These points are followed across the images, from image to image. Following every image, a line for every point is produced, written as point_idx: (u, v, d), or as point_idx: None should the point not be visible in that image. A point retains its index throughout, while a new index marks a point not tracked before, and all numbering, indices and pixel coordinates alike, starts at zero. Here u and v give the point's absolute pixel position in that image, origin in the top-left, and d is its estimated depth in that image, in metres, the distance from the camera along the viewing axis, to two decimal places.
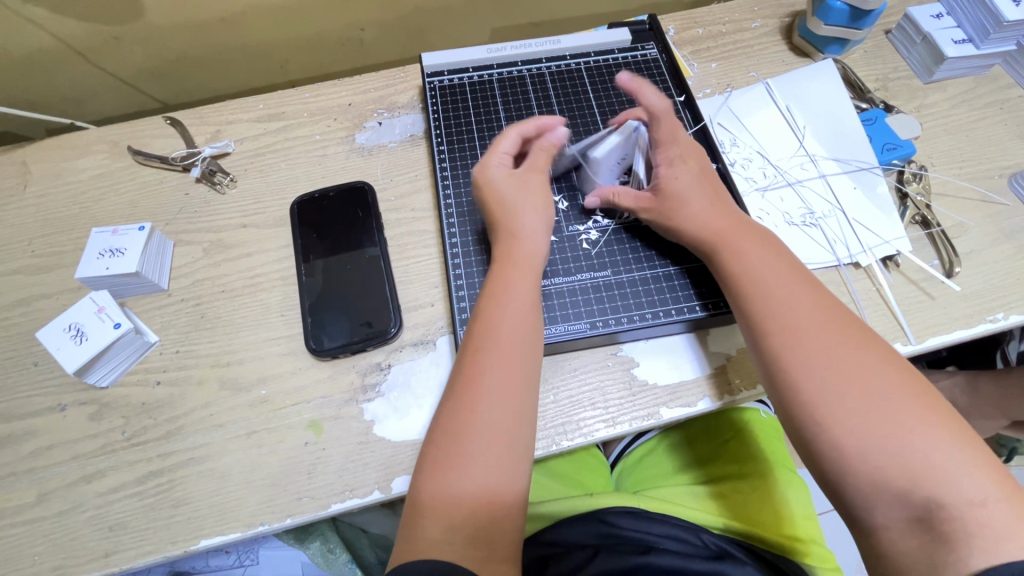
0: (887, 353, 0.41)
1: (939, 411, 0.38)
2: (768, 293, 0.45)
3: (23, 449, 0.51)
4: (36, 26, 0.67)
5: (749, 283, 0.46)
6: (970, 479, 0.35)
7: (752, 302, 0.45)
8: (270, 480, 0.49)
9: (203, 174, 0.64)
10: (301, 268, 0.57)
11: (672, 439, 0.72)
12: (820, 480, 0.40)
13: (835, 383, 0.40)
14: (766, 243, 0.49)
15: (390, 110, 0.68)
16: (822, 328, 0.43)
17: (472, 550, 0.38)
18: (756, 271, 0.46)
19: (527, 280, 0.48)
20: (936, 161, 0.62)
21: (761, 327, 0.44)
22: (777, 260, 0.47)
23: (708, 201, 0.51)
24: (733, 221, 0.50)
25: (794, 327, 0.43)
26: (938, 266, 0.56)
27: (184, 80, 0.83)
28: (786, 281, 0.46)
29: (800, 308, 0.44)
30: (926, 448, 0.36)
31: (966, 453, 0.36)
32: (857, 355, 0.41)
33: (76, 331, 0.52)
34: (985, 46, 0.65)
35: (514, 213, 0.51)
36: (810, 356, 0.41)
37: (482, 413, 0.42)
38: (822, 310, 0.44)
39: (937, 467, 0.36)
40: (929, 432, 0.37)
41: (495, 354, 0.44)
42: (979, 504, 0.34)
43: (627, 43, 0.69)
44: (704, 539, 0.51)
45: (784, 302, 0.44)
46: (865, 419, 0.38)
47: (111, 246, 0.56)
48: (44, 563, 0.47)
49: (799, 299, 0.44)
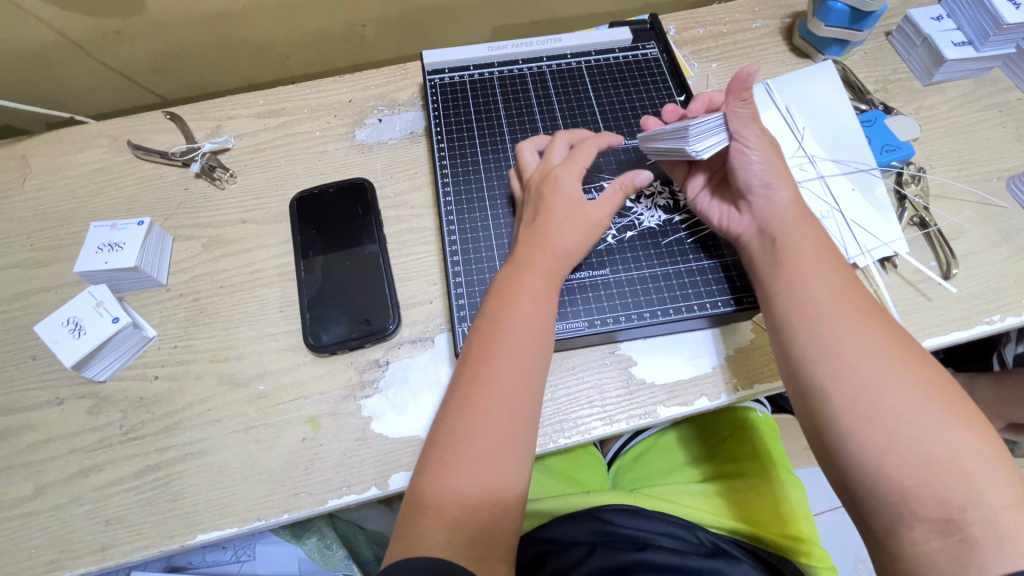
0: (919, 357, 0.41)
1: (962, 415, 0.38)
2: (811, 288, 0.44)
3: (21, 443, 0.51)
4: (36, 18, 0.67)
5: (792, 276, 0.45)
6: (978, 485, 0.35)
7: (791, 295, 0.45)
8: (268, 476, 0.49)
9: (203, 169, 0.64)
10: (300, 264, 0.57)
11: (667, 438, 0.71)
12: (832, 478, 0.41)
13: (866, 381, 0.39)
14: (810, 236, 0.47)
15: (390, 107, 0.68)
16: (860, 326, 0.42)
17: (471, 549, 0.38)
18: (799, 264, 0.45)
19: (545, 281, 0.48)
20: (935, 163, 0.62)
21: (797, 323, 0.44)
22: (822, 254, 0.46)
23: (782, 168, 0.48)
24: (775, 204, 0.48)
25: (824, 324, 0.42)
26: (935, 267, 0.57)
27: (185, 75, 0.83)
28: (824, 276, 0.44)
29: (837, 305, 0.43)
30: (945, 456, 0.36)
31: (983, 461, 0.36)
32: (892, 357, 0.40)
33: (73, 325, 0.52)
34: (984, 48, 0.65)
35: (557, 219, 0.50)
36: (845, 353, 0.41)
37: (493, 413, 0.42)
38: (857, 305, 0.43)
39: (947, 473, 0.36)
40: (946, 438, 0.37)
41: (507, 355, 0.44)
42: (982, 508, 0.35)
43: (628, 42, 0.70)
44: (699, 537, 0.52)
45: (826, 295, 0.43)
46: (882, 420, 0.38)
47: (110, 240, 0.56)
48: (41, 556, 0.47)
49: (841, 294, 0.43)
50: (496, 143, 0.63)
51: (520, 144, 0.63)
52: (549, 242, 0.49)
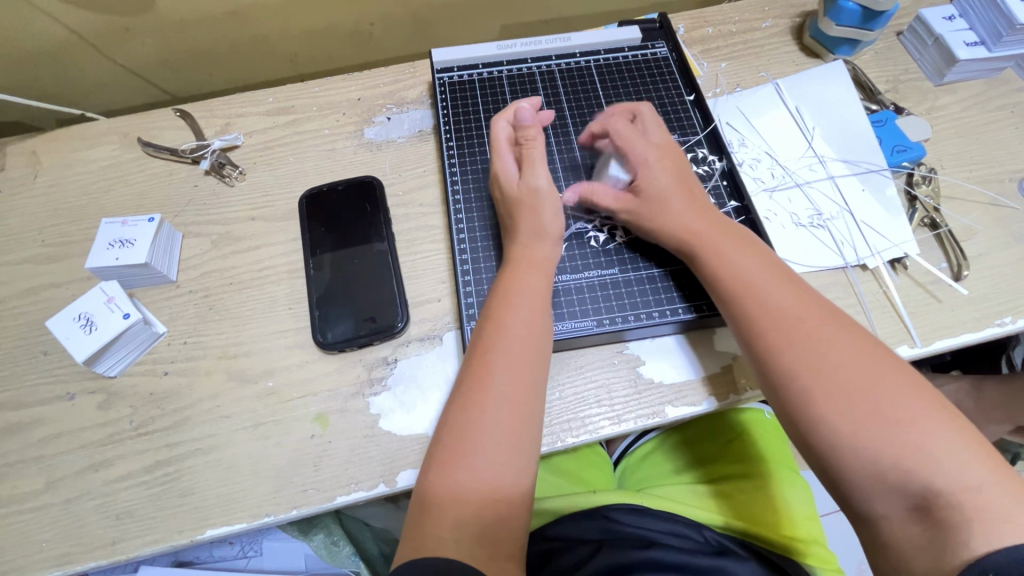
0: (876, 350, 0.41)
1: (929, 403, 0.38)
2: (756, 294, 0.45)
3: (32, 437, 0.52)
4: (48, 16, 0.67)
5: (734, 283, 0.46)
6: (962, 467, 0.35)
7: (738, 303, 0.45)
8: (276, 472, 0.49)
9: (213, 166, 0.64)
10: (309, 261, 0.58)
11: (672, 440, 0.71)
12: (826, 481, 0.40)
13: (820, 386, 0.40)
14: (749, 245, 0.48)
15: (399, 105, 0.68)
16: (808, 328, 0.42)
17: (478, 549, 0.38)
18: (742, 272, 0.46)
19: (537, 281, 0.48)
20: (946, 164, 0.62)
21: (750, 331, 0.44)
22: (763, 260, 0.47)
23: (683, 202, 0.50)
24: (712, 220, 0.49)
25: (771, 332, 0.43)
26: (946, 268, 0.56)
27: (195, 72, 0.83)
28: (767, 282, 0.46)
29: (783, 310, 0.44)
30: (924, 443, 0.36)
31: (955, 444, 0.36)
32: (842, 357, 0.41)
33: (84, 321, 0.52)
34: (996, 48, 0.64)
35: (518, 228, 0.50)
36: (791, 360, 0.42)
37: (485, 412, 0.42)
38: (806, 306, 0.44)
39: (928, 459, 0.36)
40: (918, 425, 0.37)
41: (500, 359, 0.44)
42: (968, 490, 0.34)
43: (637, 41, 0.69)
44: (706, 536, 0.52)
45: (771, 300, 0.44)
46: (834, 414, 0.39)
47: (121, 236, 0.56)
48: (52, 549, 0.48)
49: (785, 299, 0.44)
50: None
51: None
52: (526, 251, 0.50)
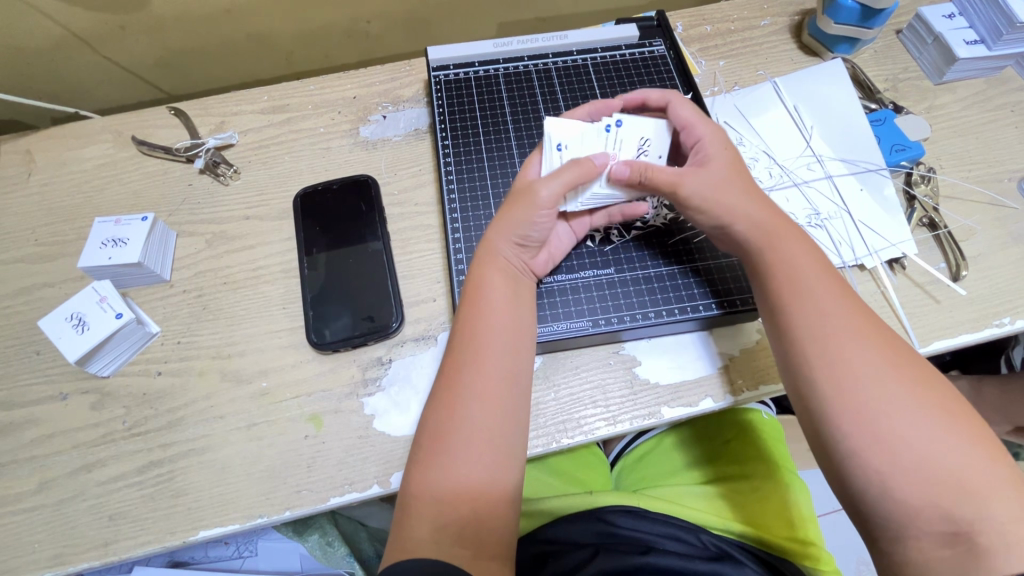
0: (925, 370, 0.40)
1: (972, 432, 0.37)
2: (817, 300, 0.42)
3: (25, 437, 0.52)
4: (42, 14, 0.67)
5: (791, 286, 0.43)
6: (1001, 498, 0.35)
7: (794, 307, 0.43)
8: (269, 472, 0.49)
9: (206, 165, 0.64)
10: (303, 260, 0.57)
11: (672, 439, 0.71)
12: (837, 489, 0.40)
13: (879, 401, 0.38)
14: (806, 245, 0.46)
15: (395, 103, 0.68)
16: (868, 340, 0.40)
17: (461, 548, 0.38)
18: (799, 274, 0.43)
19: (505, 282, 0.48)
20: (945, 163, 0.62)
21: (801, 338, 0.42)
22: (819, 263, 0.44)
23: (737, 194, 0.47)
24: (765, 218, 0.46)
25: (830, 338, 0.41)
26: (945, 269, 0.56)
27: (190, 70, 0.83)
28: (824, 287, 0.43)
29: (845, 319, 0.41)
30: (972, 472, 0.36)
31: (996, 476, 0.36)
32: (901, 375, 0.39)
33: (76, 320, 0.52)
34: (997, 47, 0.64)
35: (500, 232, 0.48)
36: (854, 369, 0.39)
37: (466, 418, 0.42)
38: (867, 319, 0.42)
39: (975, 487, 0.36)
40: (967, 454, 0.36)
41: (479, 368, 0.43)
42: (1006, 520, 0.35)
43: (634, 39, 0.69)
44: (702, 540, 0.51)
45: (831, 308, 0.42)
46: (892, 430, 0.37)
47: (114, 236, 0.56)
48: (43, 551, 0.48)
49: (845, 307, 0.42)
50: (500, 141, 0.62)
51: (524, 143, 0.62)
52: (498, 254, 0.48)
